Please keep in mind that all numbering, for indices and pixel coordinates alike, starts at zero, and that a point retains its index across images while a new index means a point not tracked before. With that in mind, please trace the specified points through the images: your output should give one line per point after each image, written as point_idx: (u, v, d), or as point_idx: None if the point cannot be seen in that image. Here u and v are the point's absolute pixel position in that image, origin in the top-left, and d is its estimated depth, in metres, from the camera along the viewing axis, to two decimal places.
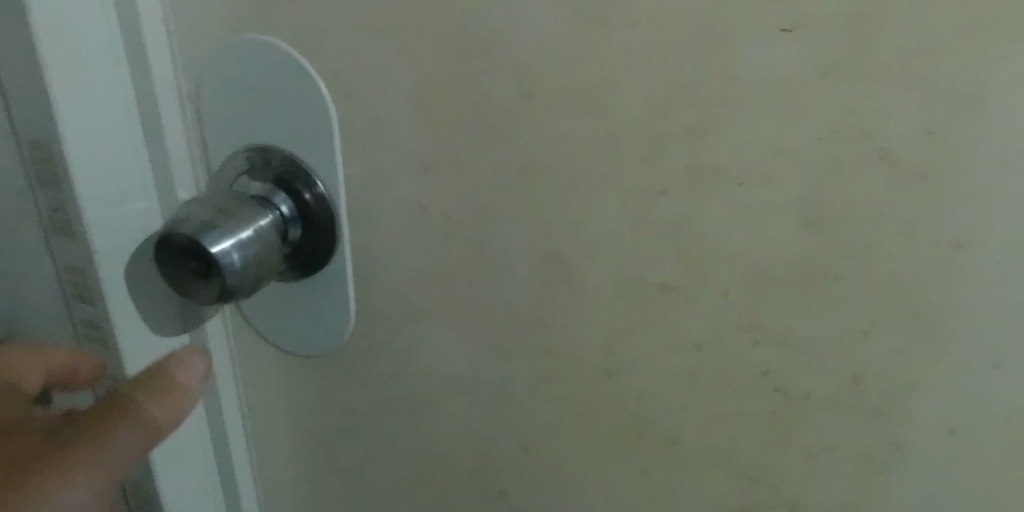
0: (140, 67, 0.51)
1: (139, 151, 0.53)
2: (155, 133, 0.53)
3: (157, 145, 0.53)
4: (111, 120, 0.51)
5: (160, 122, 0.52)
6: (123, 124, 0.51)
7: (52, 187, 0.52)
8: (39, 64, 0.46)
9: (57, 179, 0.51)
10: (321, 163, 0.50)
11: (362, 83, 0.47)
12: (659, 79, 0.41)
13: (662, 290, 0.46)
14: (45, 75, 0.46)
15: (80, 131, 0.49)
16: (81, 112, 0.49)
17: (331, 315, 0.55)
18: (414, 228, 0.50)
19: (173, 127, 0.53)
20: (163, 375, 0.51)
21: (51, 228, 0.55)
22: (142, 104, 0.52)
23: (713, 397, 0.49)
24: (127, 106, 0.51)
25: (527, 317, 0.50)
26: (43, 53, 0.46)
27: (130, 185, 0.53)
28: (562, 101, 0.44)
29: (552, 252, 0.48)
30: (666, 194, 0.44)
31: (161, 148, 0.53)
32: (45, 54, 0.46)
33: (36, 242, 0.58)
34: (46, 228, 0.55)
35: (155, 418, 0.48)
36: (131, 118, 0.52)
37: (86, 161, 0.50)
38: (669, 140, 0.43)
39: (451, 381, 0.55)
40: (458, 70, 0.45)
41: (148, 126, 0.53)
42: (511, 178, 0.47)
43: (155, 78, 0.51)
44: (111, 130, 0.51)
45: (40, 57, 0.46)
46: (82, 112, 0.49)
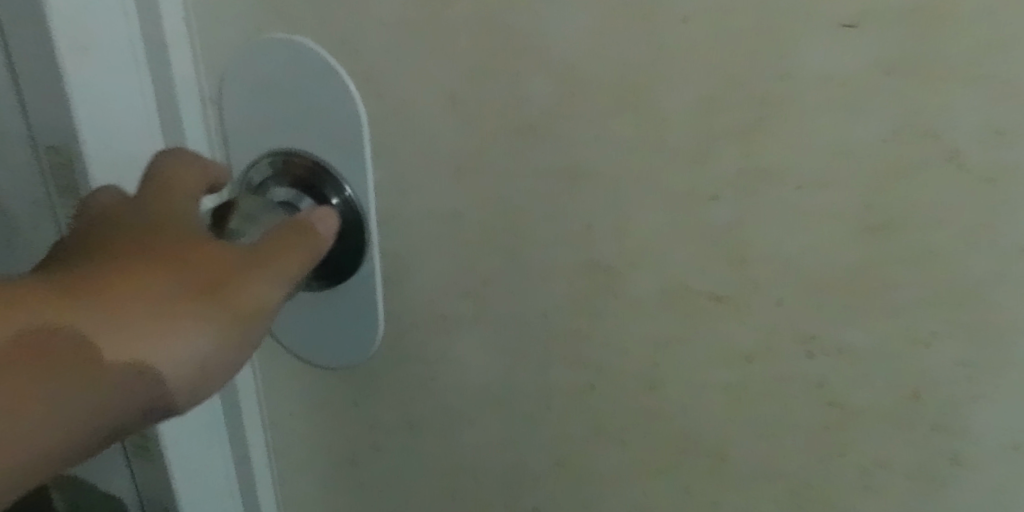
0: (162, 71, 0.49)
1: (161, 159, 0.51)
2: (176, 141, 0.51)
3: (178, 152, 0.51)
4: (132, 126, 0.49)
5: (182, 128, 0.51)
6: (144, 130, 0.50)
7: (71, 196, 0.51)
8: (59, 64, 0.44)
9: (76, 186, 0.50)
10: (350, 168, 0.48)
11: (394, 85, 0.45)
12: (711, 76, 0.39)
13: (711, 298, 0.44)
14: (63, 75, 0.45)
15: (100, 137, 0.48)
16: (102, 113, 0.47)
17: (359, 326, 0.53)
18: (447, 236, 0.48)
19: (195, 133, 0.51)
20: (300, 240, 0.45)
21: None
22: (163, 109, 0.50)
23: (764, 411, 0.47)
24: (149, 112, 0.50)
25: (567, 328, 0.48)
26: (62, 53, 0.44)
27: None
28: (607, 101, 0.41)
29: (595, 260, 0.46)
30: (716, 198, 0.42)
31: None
32: (63, 54, 0.44)
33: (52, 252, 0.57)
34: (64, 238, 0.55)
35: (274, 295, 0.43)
36: (152, 124, 0.50)
37: (106, 167, 0.49)
38: (723, 141, 0.40)
39: (483, 395, 0.53)
40: (496, 69, 0.43)
41: (169, 133, 0.51)
42: (552, 182, 0.44)
43: (177, 81, 0.49)
44: (132, 136, 0.49)
45: (58, 57, 0.44)
46: (102, 113, 0.47)
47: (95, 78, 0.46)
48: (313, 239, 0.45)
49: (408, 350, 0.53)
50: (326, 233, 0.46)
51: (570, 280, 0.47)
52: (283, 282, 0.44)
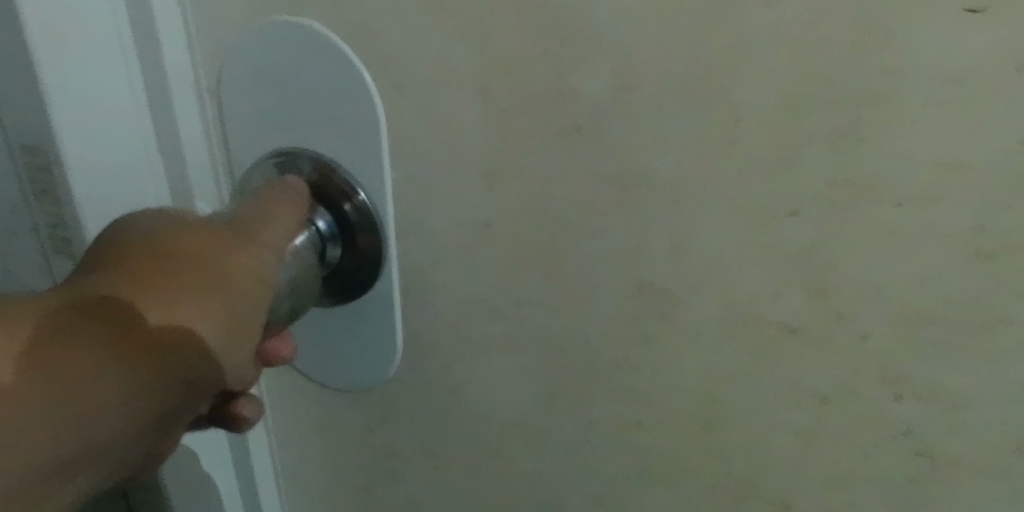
0: (152, 57, 0.43)
1: (152, 156, 0.46)
2: (170, 137, 0.45)
3: (171, 149, 0.46)
4: (118, 121, 0.43)
5: (175, 122, 0.45)
6: (132, 126, 0.44)
7: (50, 200, 0.45)
8: (31, 53, 0.38)
9: (56, 190, 0.44)
10: (365, 171, 0.42)
11: (417, 75, 0.39)
12: (800, 69, 0.32)
13: (784, 329, 0.38)
14: (37, 65, 0.39)
15: (82, 136, 0.42)
16: (84, 107, 0.41)
17: (375, 347, 0.47)
18: (476, 248, 0.42)
19: (189, 128, 0.46)
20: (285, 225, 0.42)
21: (51, 245, 0.49)
22: (153, 101, 0.44)
23: (837, 457, 0.40)
24: (138, 104, 0.44)
25: (611, 357, 0.42)
26: (35, 40, 0.38)
27: (138, 197, 0.46)
28: (667, 97, 0.35)
29: (647, 282, 0.39)
30: (796, 214, 0.35)
31: (177, 155, 0.46)
32: (36, 41, 0.38)
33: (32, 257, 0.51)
34: (44, 246, 0.49)
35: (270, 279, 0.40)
36: (141, 118, 0.44)
37: (89, 171, 0.43)
38: (808, 148, 0.34)
39: (513, 425, 0.47)
40: (536, 60, 0.36)
41: (161, 128, 0.45)
42: (600, 192, 0.38)
43: (168, 70, 0.43)
44: (118, 133, 0.43)
45: (30, 44, 0.38)
46: (85, 107, 0.41)
47: (73, 67, 0.40)
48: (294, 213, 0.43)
49: (429, 374, 0.47)
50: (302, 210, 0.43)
51: (617, 303, 0.40)
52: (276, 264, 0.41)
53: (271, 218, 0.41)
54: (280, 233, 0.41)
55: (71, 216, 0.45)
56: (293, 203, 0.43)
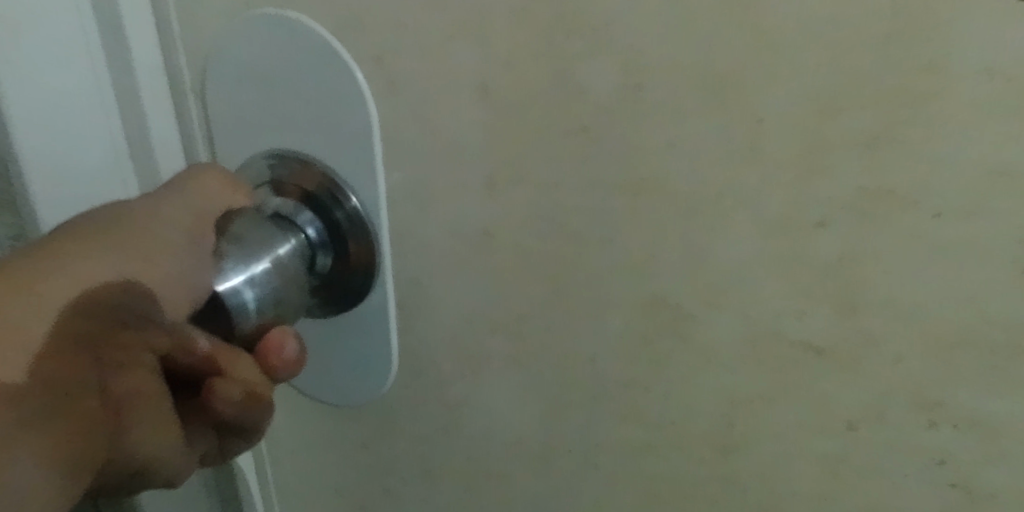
0: (120, 55, 0.41)
1: (125, 165, 0.44)
2: (142, 138, 0.43)
3: (145, 149, 0.44)
4: (85, 128, 0.41)
5: (146, 122, 0.43)
6: (100, 133, 0.42)
7: (13, 209, 0.44)
8: None
9: (18, 198, 0.43)
10: (357, 174, 0.40)
11: (410, 72, 0.36)
12: (828, 64, 0.30)
13: (808, 348, 0.35)
14: None
15: (41, 140, 0.40)
16: (43, 107, 0.39)
17: (369, 361, 0.44)
18: (474, 257, 0.39)
19: (161, 130, 0.43)
20: (200, 183, 0.36)
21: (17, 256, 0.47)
22: (122, 101, 0.42)
23: (866, 485, 0.37)
24: (109, 111, 0.42)
25: (621, 375, 0.39)
26: None
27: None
28: (682, 95, 0.32)
29: (660, 295, 0.36)
30: (824, 224, 0.32)
31: (148, 159, 0.44)
32: None
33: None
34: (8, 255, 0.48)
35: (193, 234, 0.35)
36: (113, 125, 0.42)
37: (51, 177, 0.41)
38: (838, 150, 0.31)
39: (514, 446, 0.43)
40: (540, 54, 0.33)
41: (132, 129, 0.43)
42: (608, 198, 0.35)
43: (137, 65, 0.41)
44: (84, 140, 0.42)
45: None
46: (43, 107, 0.40)
47: (30, 69, 0.39)
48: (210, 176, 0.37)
49: (425, 390, 0.44)
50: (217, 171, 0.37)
51: (627, 318, 0.37)
52: (198, 224, 0.36)
53: (183, 183, 0.36)
54: (200, 194, 0.36)
55: (34, 226, 0.43)
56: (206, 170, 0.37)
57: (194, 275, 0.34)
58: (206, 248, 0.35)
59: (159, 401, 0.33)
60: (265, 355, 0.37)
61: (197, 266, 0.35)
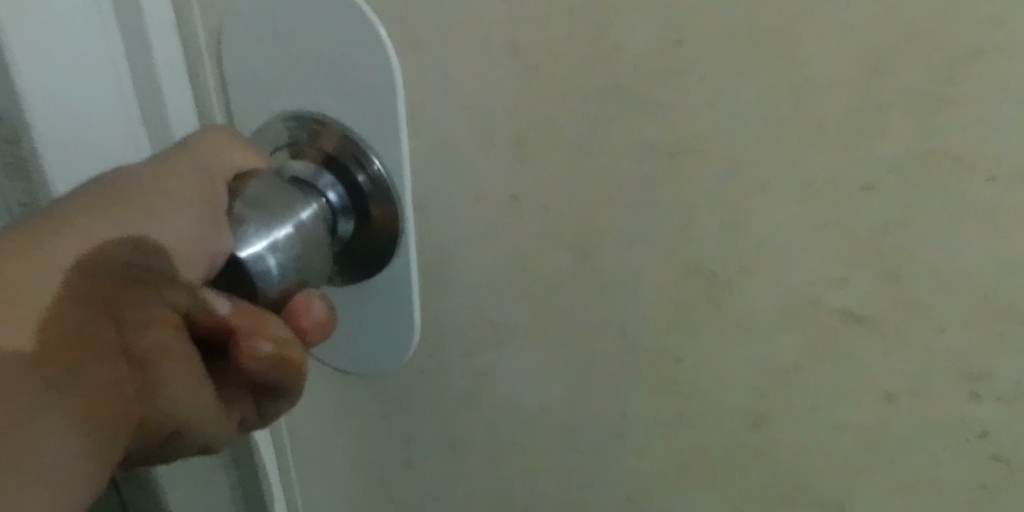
0: (130, 15, 0.39)
1: (137, 128, 0.43)
2: (155, 101, 0.42)
3: (158, 112, 0.42)
4: (95, 90, 0.40)
5: (158, 85, 0.41)
6: (111, 95, 0.41)
7: (21, 176, 0.43)
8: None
9: (26, 165, 0.41)
10: (380, 136, 0.38)
11: (437, 28, 0.35)
12: (883, 17, 0.28)
13: (849, 318, 0.34)
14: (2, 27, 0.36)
15: (51, 105, 0.39)
16: (53, 71, 0.38)
17: (392, 329, 0.43)
18: (501, 223, 0.38)
19: (174, 93, 0.42)
20: (207, 142, 0.35)
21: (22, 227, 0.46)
22: (134, 62, 0.41)
23: (903, 457, 0.36)
24: (120, 73, 0.41)
25: (651, 345, 0.38)
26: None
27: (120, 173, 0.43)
28: (725, 52, 0.30)
29: (694, 262, 0.35)
30: (871, 188, 0.31)
31: (161, 121, 0.42)
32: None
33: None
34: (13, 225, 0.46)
35: (201, 190, 0.34)
36: (124, 87, 0.41)
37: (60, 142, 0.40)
38: (888, 110, 0.29)
39: (539, 416, 0.43)
40: (573, 9, 0.32)
41: (144, 92, 0.42)
42: (643, 161, 0.34)
43: (149, 25, 0.39)
44: (94, 102, 0.40)
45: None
46: (53, 71, 0.38)
47: (40, 31, 0.37)
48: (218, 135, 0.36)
49: (448, 359, 0.43)
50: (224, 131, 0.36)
51: (659, 287, 0.36)
52: (206, 180, 0.34)
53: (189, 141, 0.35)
54: (206, 153, 0.35)
55: (43, 193, 0.42)
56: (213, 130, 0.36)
57: (207, 227, 0.33)
58: (219, 213, 0.34)
59: (185, 360, 0.31)
60: (295, 319, 0.37)
61: (210, 222, 0.33)
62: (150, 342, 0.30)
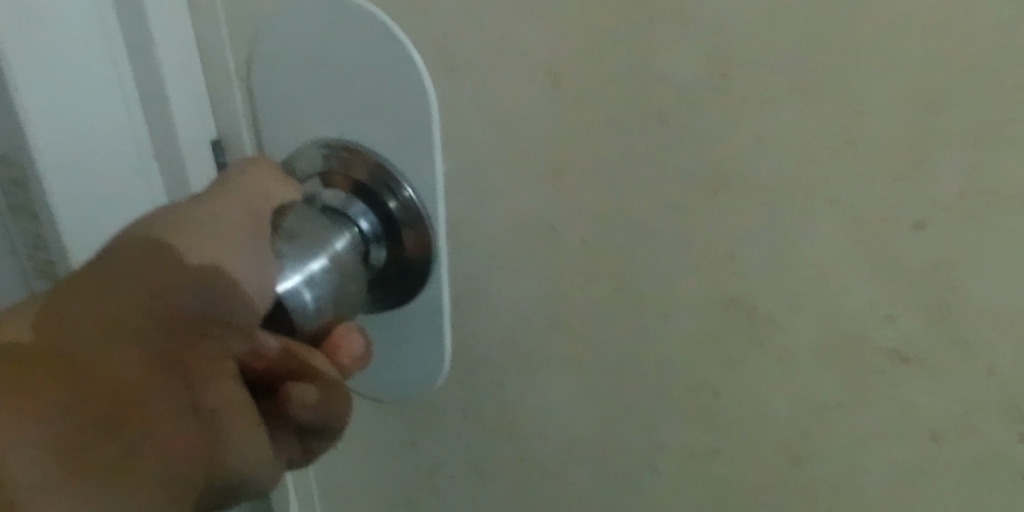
0: (140, 47, 0.38)
1: (149, 166, 0.42)
2: (167, 137, 0.41)
3: (171, 150, 0.41)
4: (105, 130, 0.39)
5: (172, 122, 0.40)
6: (122, 135, 0.40)
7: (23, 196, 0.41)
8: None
9: (34, 207, 0.41)
10: (414, 165, 0.38)
11: (475, 58, 0.34)
12: (940, 55, 0.27)
13: (895, 356, 0.33)
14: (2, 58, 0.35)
15: (58, 149, 0.38)
16: (56, 102, 0.37)
17: (423, 357, 0.42)
18: (536, 253, 0.37)
19: (187, 129, 0.41)
20: (249, 183, 0.33)
21: (33, 267, 0.45)
22: (145, 97, 0.40)
23: (947, 496, 0.35)
24: (131, 111, 0.40)
25: (689, 377, 0.37)
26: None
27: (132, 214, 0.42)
28: (774, 87, 0.30)
29: (736, 296, 0.34)
30: (922, 227, 0.30)
31: (171, 150, 0.41)
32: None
33: (9, 273, 0.48)
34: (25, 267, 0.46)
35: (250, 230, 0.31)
36: (135, 126, 0.40)
37: (70, 187, 0.39)
38: (940, 146, 0.29)
39: (570, 446, 0.42)
40: (614, 41, 0.31)
41: (156, 129, 0.40)
42: (685, 194, 0.33)
43: (164, 55, 0.38)
44: (105, 144, 0.39)
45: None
46: (57, 102, 0.37)
47: (47, 73, 0.36)
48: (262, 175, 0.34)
49: (479, 387, 0.43)
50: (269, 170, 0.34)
51: (699, 320, 0.35)
52: (252, 220, 0.32)
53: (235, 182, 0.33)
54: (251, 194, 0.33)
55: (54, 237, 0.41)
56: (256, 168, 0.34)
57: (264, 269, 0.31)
58: (265, 245, 0.32)
59: (249, 410, 0.29)
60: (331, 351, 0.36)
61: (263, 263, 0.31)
62: (216, 398, 0.28)
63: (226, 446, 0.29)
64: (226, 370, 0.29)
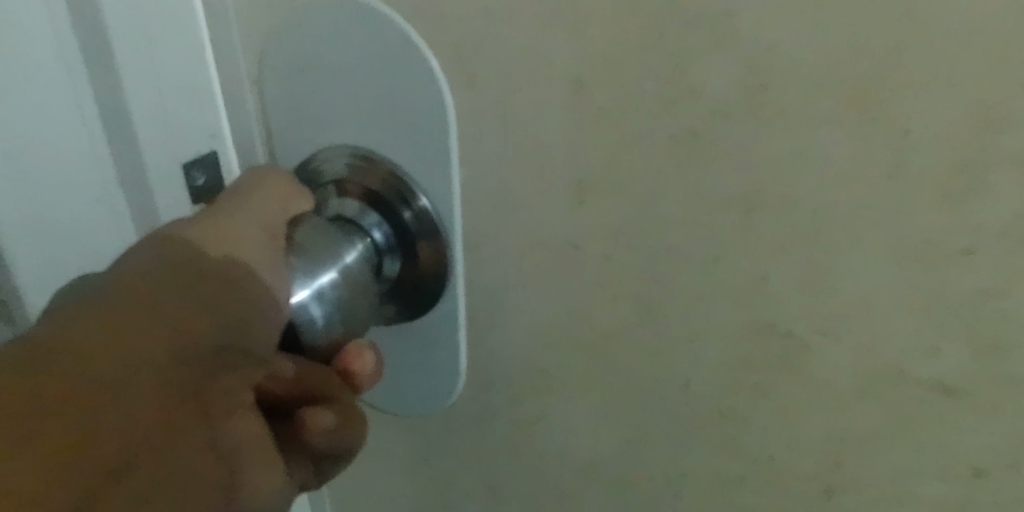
0: (107, 79, 0.34)
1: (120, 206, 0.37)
2: (139, 175, 0.37)
3: (141, 186, 0.37)
4: (66, 176, 0.34)
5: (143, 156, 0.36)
6: (87, 179, 0.35)
7: None
8: None
9: None
10: (430, 175, 0.36)
11: (494, 65, 0.32)
12: (997, 72, 0.25)
13: (938, 389, 0.31)
14: None
15: (14, 197, 0.33)
16: (12, 145, 0.32)
17: (437, 372, 0.41)
18: (556, 269, 0.35)
19: (156, 159, 0.37)
20: (253, 198, 0.32)
21: None
22: (115, 134, 0.35)
23: None
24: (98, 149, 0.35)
25: (717, 404, 0.35)
26: None
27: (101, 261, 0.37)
28: (814, 103, 0.28)
29: (770, 321, 0.32)
30: (971, 254, 0.28)
31: (140, 186, 0.37)
32: None
33: None
34: None
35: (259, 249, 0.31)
36: (100, 171, 0.36)
37: (34, 248, 0.34)
38: (997, 169, 0.26)
39: (589, 468, 0.40)
40: (648, 50, 0.29)
41: (127, 169, 0.36)
42: (717, 213, 0.31)
43: (131, 88, 0.35)
44: (71, 194, 0.35)
45: None
46: (13, 144, 0.32)
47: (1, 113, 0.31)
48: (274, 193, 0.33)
49: (494, 403, 0.41)
50: (279, 185, 0.34)
51: (728, 344, 0.33)
52: (261, 238, 0.31)
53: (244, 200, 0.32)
54: (261, 211, 0.32)
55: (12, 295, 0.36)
56: (264, 185, 0.33)
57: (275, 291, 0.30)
58: (275, 264, 0.31)
59: (268, 440, 0.28)
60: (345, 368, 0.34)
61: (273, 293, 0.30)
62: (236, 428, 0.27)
63: (248, 481, 0.27)
64: (246, 400, 0.28)
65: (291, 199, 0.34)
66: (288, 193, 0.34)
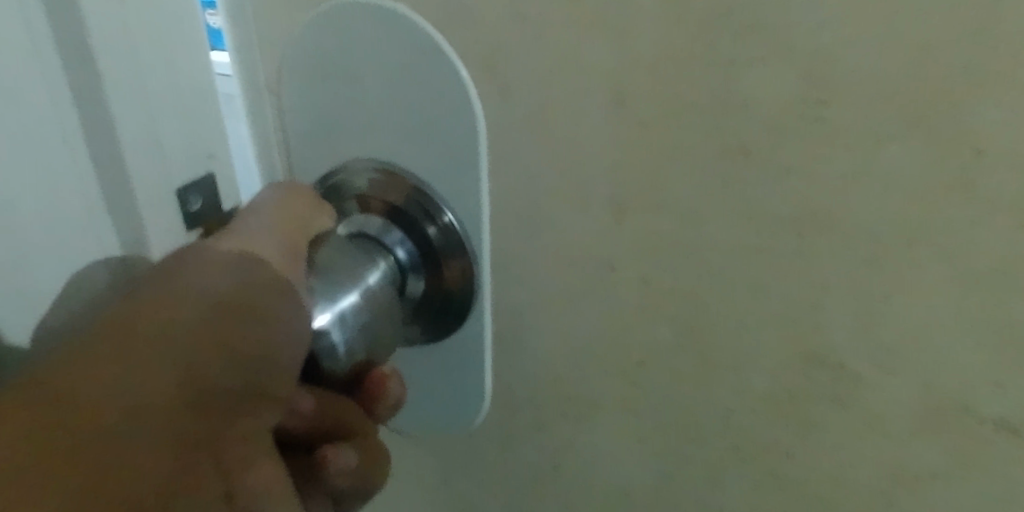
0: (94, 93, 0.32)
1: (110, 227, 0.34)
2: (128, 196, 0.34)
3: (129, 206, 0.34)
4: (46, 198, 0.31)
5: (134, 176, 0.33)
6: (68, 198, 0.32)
7: None
8: None
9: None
10: (455, 189, 0.34)
11: (526, 74, 0.30)
12: None
13: (1006, 431, 0.28)
14: None
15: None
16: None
17: (460, 395, 0.39)
18: (590, 290, 0.33)
19: (150, 178, 0.34)
20: (268, 225, 0.30)
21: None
22: (102, 152, 0.33)
23: None
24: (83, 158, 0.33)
25: (761, 437, 0.33)
26: None
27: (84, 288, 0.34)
28: (874, 118, 0.26)
29: (820, 351, 0.30)
30: None
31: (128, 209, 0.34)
32: None
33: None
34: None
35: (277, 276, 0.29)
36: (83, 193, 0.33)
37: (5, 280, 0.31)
38: None
39: (621, 497, 0.38)
40: (693, 60, 0.27)
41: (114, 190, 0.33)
42: (767, 234, 0.29)
43: (119, 102, 0.32)
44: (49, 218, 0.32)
45: None
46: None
47: None
48: (292, 212, 0.31)
49: (521, 427, 0.39)
50: (300, 205, 0.32)
51: (774, 374, 0.31)
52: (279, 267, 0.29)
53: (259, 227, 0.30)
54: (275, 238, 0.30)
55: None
56: (282, 207, 0.31)
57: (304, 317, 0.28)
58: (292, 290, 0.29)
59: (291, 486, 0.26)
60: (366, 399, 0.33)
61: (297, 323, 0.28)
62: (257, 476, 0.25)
63: None
64: (266, 444, 0.26)
65: (307, 216, 0.32)
66: (309, 211, 0.32)
